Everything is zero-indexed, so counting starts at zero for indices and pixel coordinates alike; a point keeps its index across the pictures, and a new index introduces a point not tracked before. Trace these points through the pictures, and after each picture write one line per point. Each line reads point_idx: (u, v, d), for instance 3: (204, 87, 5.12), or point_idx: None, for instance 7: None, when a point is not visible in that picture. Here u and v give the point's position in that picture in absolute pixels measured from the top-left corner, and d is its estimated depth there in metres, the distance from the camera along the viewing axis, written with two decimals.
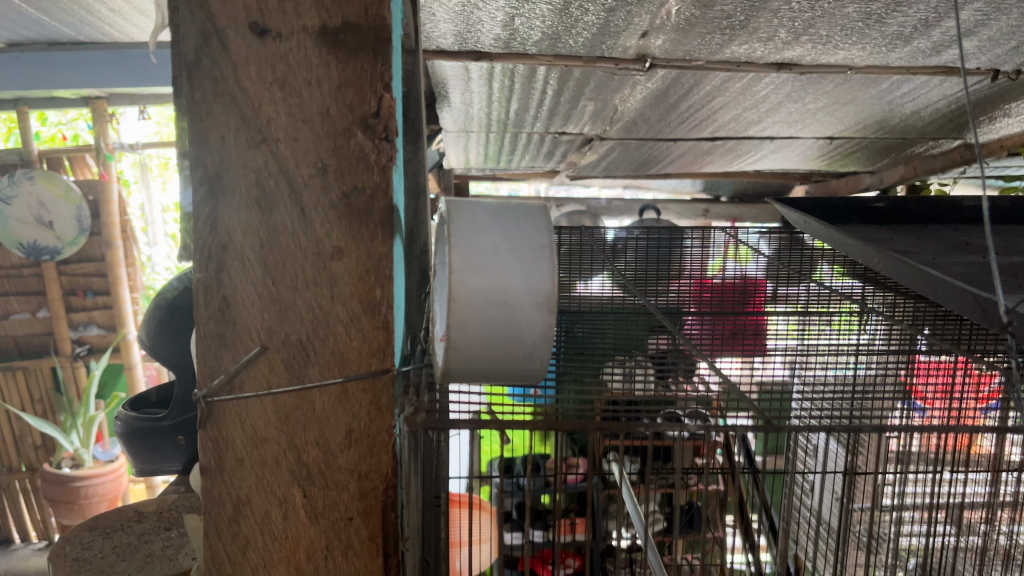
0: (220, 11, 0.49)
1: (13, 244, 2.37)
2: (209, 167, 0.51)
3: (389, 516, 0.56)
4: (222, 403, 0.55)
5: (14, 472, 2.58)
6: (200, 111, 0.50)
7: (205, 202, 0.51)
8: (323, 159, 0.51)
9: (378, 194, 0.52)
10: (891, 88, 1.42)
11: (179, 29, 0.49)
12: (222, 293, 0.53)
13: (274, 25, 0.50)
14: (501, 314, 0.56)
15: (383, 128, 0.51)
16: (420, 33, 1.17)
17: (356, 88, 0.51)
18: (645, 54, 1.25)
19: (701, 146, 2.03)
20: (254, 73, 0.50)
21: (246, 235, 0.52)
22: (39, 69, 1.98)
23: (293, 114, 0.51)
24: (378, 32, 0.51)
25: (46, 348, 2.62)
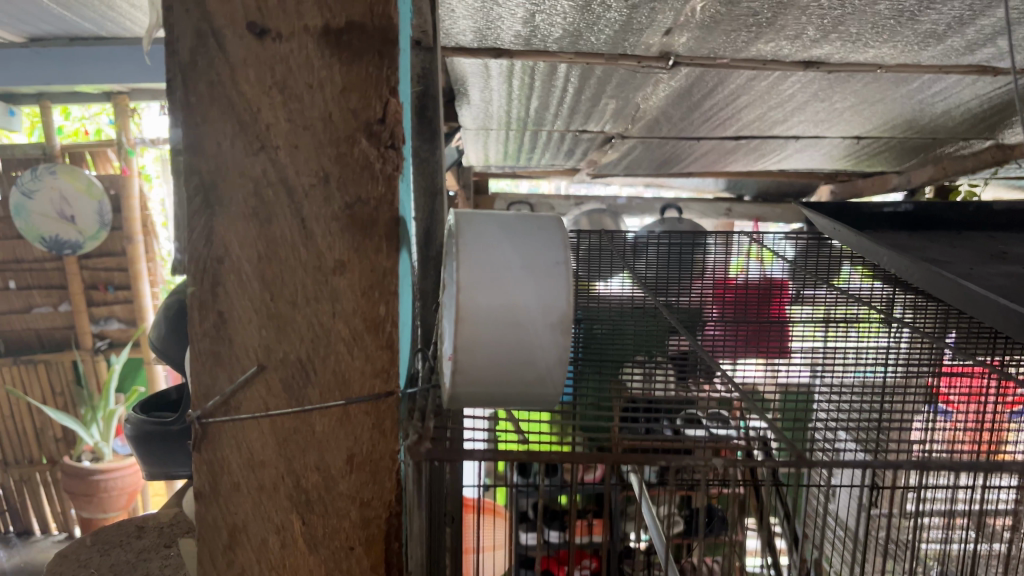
0: (217, 10, 0.47)
1: (34, 238, 2.37)
2: (203, 176, 0.49)
3: (391, 546, 0.54)
4: (216, 424, 0.53)
5: (35, 465, 2.60)
6: (195, 115, 0.48)
7: (200, 213, 0.49)
8: (324, 167, 0.49)
9: (382, 205, 0.50)
10: (923, 87, 1.38)
11: (174, 29, 0.47)
12: (218, 308, 0.51)
13: (274, 25, 0.48)
14: (512, 334, 0.54)
15: (388, 136, 0.49)
16: (438, 30, 1.15)
17: (359, 92, 0.49)
18: (668, 52, 1.22)
19: (724, 146, 2.00)
20: (252, 76, 0.48)
21: (243, 247, 0.50)
22: (59, 64, 1.98)
23: (293, 120, 0.48)
24: (384, 33, 0.48)
25: (67, 342, 2.64)
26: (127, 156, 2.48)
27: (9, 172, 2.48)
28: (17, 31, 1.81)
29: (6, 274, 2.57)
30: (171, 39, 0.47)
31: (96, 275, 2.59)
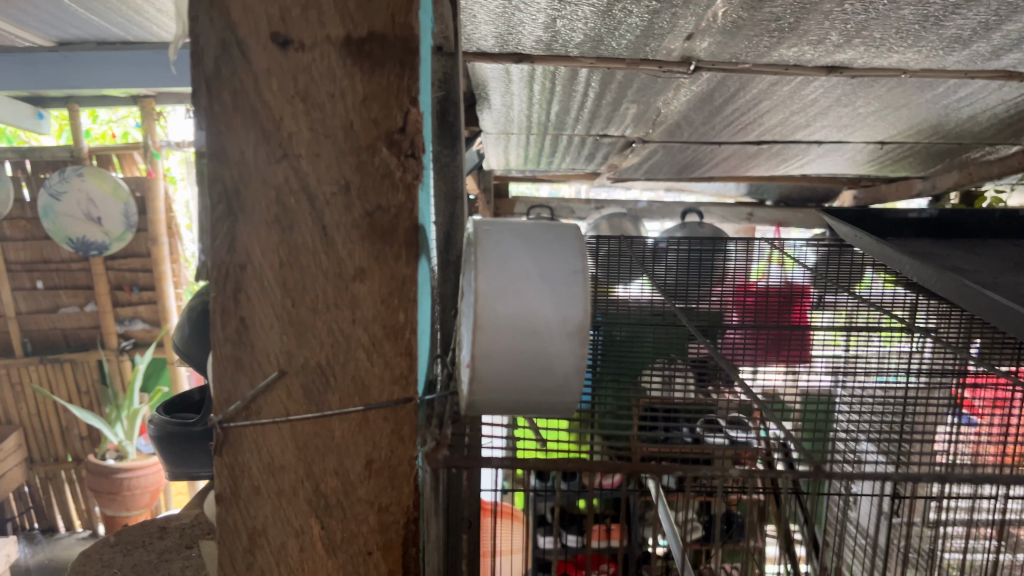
0: (241, 19, 0.48)
1: (61, 238, 2.38)
2: (226, 182, 0.50)
3: (410, 551, 0.54)
4: (237, 429, 0.54)
5: (60, 462, 2.64)
6: (218, 124, 0.49)
7: (223, 219, 0.50)
8: (345, 176, 0.50)
9: (402, 213, 0.51)
10: (948, 92, 1.36)
11: (200, 40, 0.48)
12: (240, 313, 0.52)
13: (297, 35, 0.48)
14: (530, 342, 0.54)
15: (408, 145, 0.50)
16: (459, 35, 1.15)
17: (380, 101, 0.49)
18: (689, 57, 1.22)
19: (746, 150, 1.99)
20: (275, 85, 0.48)
21: (266, 253, 0.50)
22: (87, 68, 2.01)
23: (315, 129, 0.49)
24: (406, 43, 0.48)
25: (93, 341, 2.67)
26: (152, 159, 2.50)
27: (38, 173, 2.52)
28: (46, 36, 1.84)
29: (34, 274, 2.61)
30: (196, 49, 0.48)
31: (122, 276, 2.62)
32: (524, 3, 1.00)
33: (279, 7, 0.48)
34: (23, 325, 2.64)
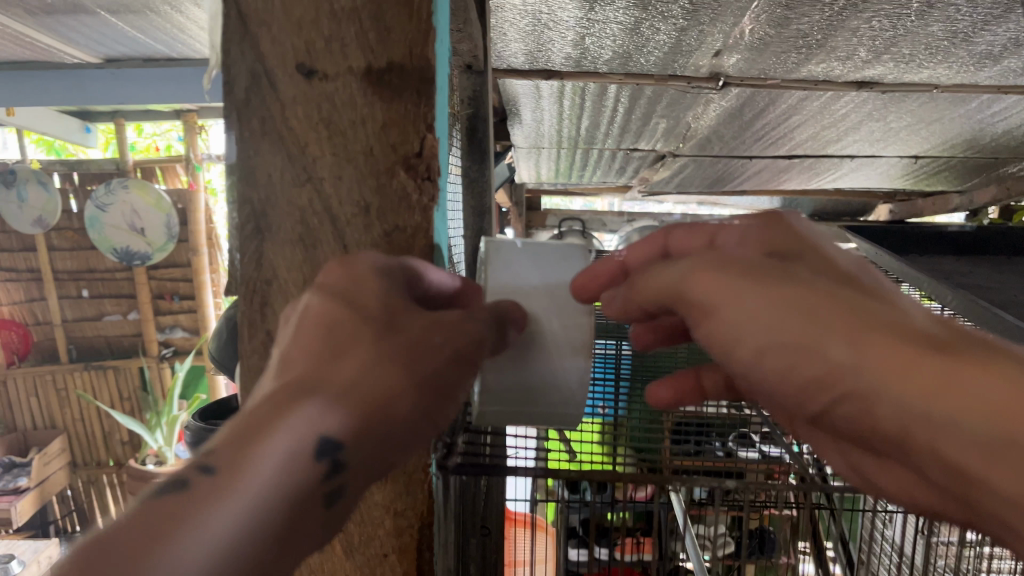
0: (269, 50, 0.41)
1: (106, 248, 2.44)
2: (255, 204, 0.43)
3: (425, 554, 0.47)
4: None
5: (103, 466, 2.70)
6: (247, 150, 0.42)
7: (250, 240, 0.44)
8: (365, 198, 0.43)
9: (419, 234, 0.43)
10: (981, 107, 1.36)
11: (228, 68, 0.42)
12: (266, 326, 0.45)
13: (321, 64, 0.41)
14: (534, 357, 0.51)
15: (426, 169, 0.42)
16: (491, 52, 1.17)
17: (399, 126, 0.42)
18: (717, 73, 1.23)
19: (778, 164, 1.98)
20: (301, 113, 0.42)
21: (291, 270, 0.44)
22: (133, 83, 2.07)
23: (338, 153, 0.42)
24: (424, 73, 0.41)
25: (135, 349, 2.74)
26: (194, 171, 2.57)
27: (85, 185, 2.60)
28: (96, 53, 1.91)
29: (80, 283, 2.69)
30: (225, 78, 0.42)
31: (163, 285, 2.70)
32: (553, 22, 1.02)
33: (304, 35, 0.41)
34: (68, 332, 2.72)
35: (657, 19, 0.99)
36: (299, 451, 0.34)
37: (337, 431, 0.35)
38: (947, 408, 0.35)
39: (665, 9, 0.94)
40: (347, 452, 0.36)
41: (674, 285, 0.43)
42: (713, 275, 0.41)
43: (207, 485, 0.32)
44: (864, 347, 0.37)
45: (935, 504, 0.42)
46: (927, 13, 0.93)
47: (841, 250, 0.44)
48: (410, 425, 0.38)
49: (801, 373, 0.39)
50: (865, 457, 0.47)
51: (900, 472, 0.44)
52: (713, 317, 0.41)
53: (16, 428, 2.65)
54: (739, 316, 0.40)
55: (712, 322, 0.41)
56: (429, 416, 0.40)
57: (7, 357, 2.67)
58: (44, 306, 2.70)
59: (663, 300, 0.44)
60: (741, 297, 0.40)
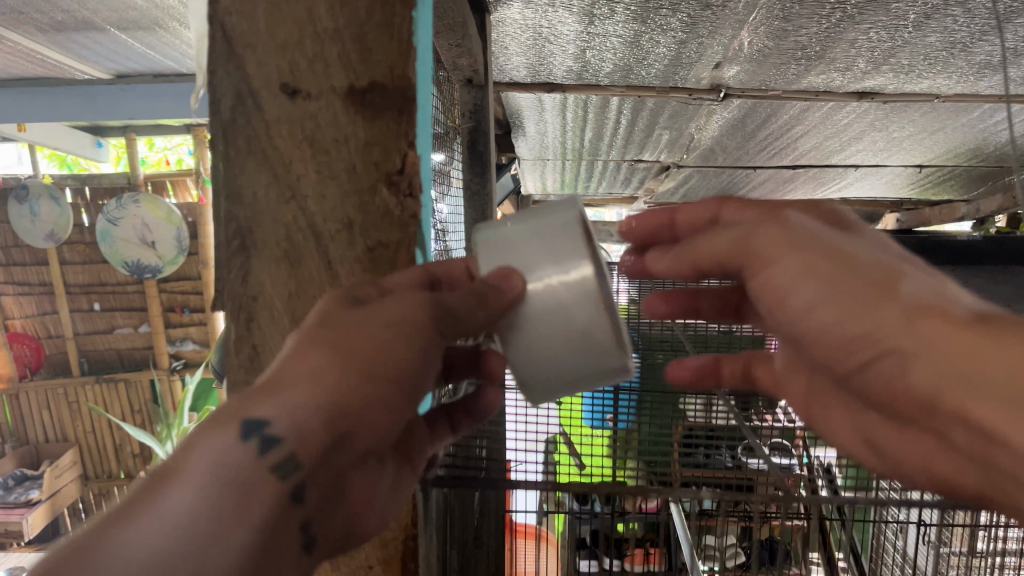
0: (254, 72, 0.42)
1: (117, 262, 2.38)
2: (241, 222, 0.44)
3: (409, 565, 0.48)
4: None
5: (114, 478, 2.70)
6: (233, 168, 0.43)
7: (236, 256, 0.44)
8: (348, 215, 0.43)
9: (402, 248, 0.44)
10: (983, 116, 1.36)
11: (215, 89, 0.43)
12: (252, 340, 0.46)
13: (305, 85, 0.42)
14: (543, 313, 0.44)
15: (408, 186, 0.43)
16: (493, 66, 1.18)
17: (381, 143, 0.42)
18: (719, 84, 1.23)
19: (783, 174, 1.99)
20: (285, 132, 0.43)
21: (276, 286, 0.45)
22: (142, 99, 2.10)
23: (321, 171, 0.43)
24: (405, 92, 0.42)
25: (146, 361, 2.75)
26: (204, 185, 2.59)
27: (97, 200, 2.62)
28: (106, 69, 1.94)
29: (92, 297, 2.70)
30: (212, 100, 0.43)
31: (174, 298, 2.70)
32: (554, 36, 1.03)
33: (288, 56, 0.42)
34: (80, 345, 2.74)
35: (656, 32, 1.00)
36: (224, 436, 0.34)
37: (263, 417, 0.35)
38: (967, 368, 0.33)
39: (663, 22, 0.95)
40: (274, 431, 0.35)
41: (732, 246, 0.41)
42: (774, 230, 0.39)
43: (154, 482, 0.34)
44: (915, 322, 0.35)
45: (952, 475, 0.40)
46: (924, 24, 0.93)
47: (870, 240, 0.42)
48: (352, 413, 0.37)
49: (836, 337, 0.38)
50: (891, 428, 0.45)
51: (926, 447, 0.42)
52: (762, 274, 0.39)
53: (28, 440, 2.68)
54: (792, 277, 0.38)
55: (764, 283, 0.39)
56: (374, 404, 0.38)
57: (19, 370, 2.74)
58: (55, 319, 2.72)
59: (714, 264, 0.43)
60: (788, 255, 0.38)
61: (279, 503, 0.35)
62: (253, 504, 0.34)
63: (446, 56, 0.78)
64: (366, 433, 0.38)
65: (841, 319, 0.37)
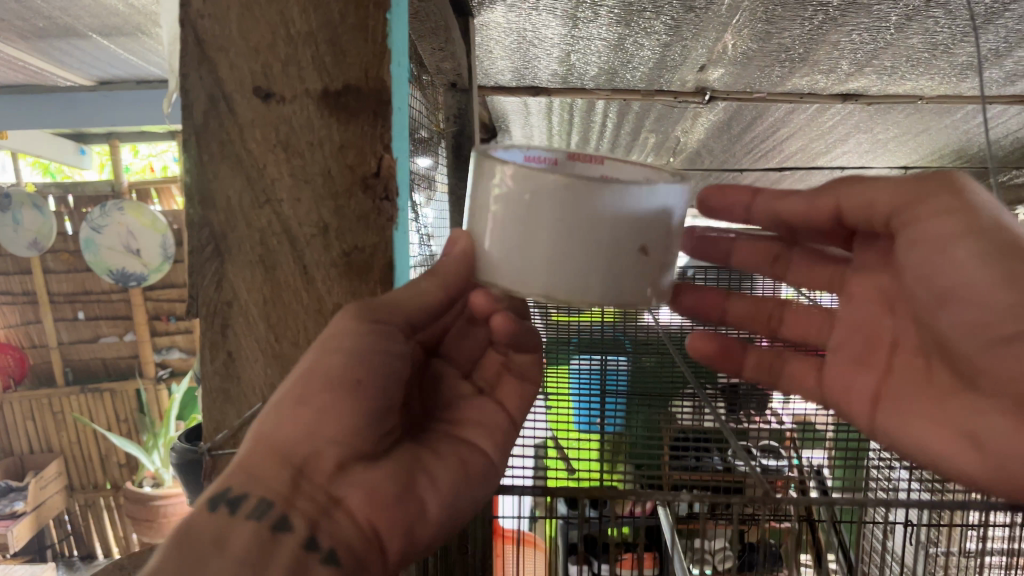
0: (227, 75, 0.41)
1: (101, 271, 2.24)
2: (214, 227, 0.43)
3: None
4: (227, 457, 0.46)
5: (99, 490, 2.62)
6: (206, 173, 0.42)
7: (210, 260, 0.43)
8: (324, 219, 0.43)
9: (378, 252, 0.43)
10: (966, 117, 1.36)
11: (187, 91, 0.42)
12: (227, 347, 0.45)
13: (278, 88, 0.41)
14: (515, 222, 0.35)
15: (384, 189, 0.42)
16: (477, 70, 1.17)
17: (356, 147, 0.42)
18: (704, 87, 1.23)
19: (770, 176, 1.99)
20: (259, 135, 0.42)
21: (251, 292, 0.44)
22: (124, 106, 2.09)
23: (296, 174, 0.42)
24: (380, 95, 0.41)
25: (132, 370, 2.68)
26: None
27: (81, 208, 2.58)
28: (88, 75, 1.92)
29: (75, 305, 2.65)
30: (184, 103, 0.42)
31: (159, 306, 2.64)
32: (538, 39, 1.02)
33: (261, 59, 0.41)
34: (64, 354, 2.68)
35: (640, 35, 0.99)
36: (195, 515, 0.36)
37: (223, 486, 0.37)
38: None
39: (647, 25, 0.94)
40: (233, 493, 0.37)
41: (897, 197, 0.40)
42: (944, 193, 0.38)
43: None
44: None
45: None
46: (906, 25, 0.93)
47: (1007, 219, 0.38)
48: (306, 433, 0.38)
49: (988, 309, 0.36)
50: (966, 405, 0.39)
51: None
52: (921, 229, 0.38)
53: (11, 452, 2.61)
54: (950, 241, 0.37)
55: (918, 242, 0.38)
56: (322, 414, 0.38)
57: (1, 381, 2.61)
58: (38, 328, 2.67)
59: (863, 214, 0.42)
60: (951, 215, 0.37)
61: (263, 534, 0.35)
62: (232, 549, 0.34)
63: (429, 59, 0.78)
64: (331, 443, 0.39)
65: (997, 290, 0.36)
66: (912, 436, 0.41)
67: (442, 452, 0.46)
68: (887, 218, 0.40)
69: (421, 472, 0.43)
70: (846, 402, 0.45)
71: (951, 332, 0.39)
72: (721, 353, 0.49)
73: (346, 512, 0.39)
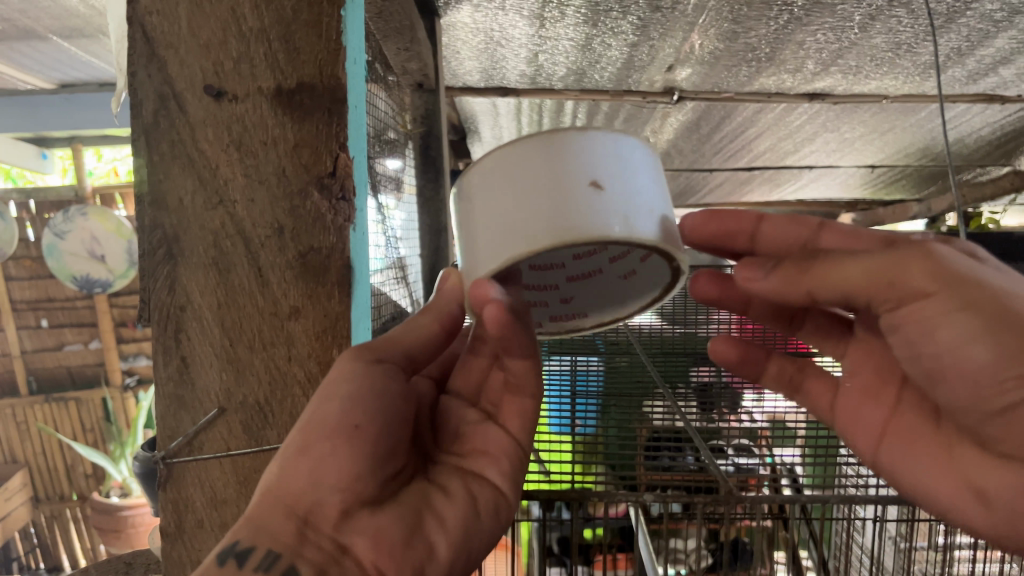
0: (177, 74, 0.41)
1: (64, 278, 2.18)
2: (166, 229, 0.42)
3: None
4: (183, 465, 0.45)
5: (66, 501, 2.54)
6: (157, 173, 0.42)
7: (162, 263, 0.42)
8: (279, 220, 0.41)
9: (335, 253, 0.41)
10: (930, 117, 1.38)
11: (136, 92, 0.41)
12: (181, 352, 0.43)
13: (230, 86, 0.40)
14: (493, 195, 0.37)
15: (341, 189, 0.41)
16: (445, 71, 1.16)
17: (310, 147, 0.41)
18: (672, 88, 1.23)
19: (739, 176, 2.00)
20: (211, 134, 0.41)
21: (205, 295, 0.42)
22: (84, 108, 2.04)
23: (250, 174, 0.41)
24: (335, 93, 0.40)
25: (98, 379, 2.60)
26: None
27: (44, 214, 2.50)
28: (49, 78, 1.89)
29: (39, 313, 2.54)
30: (134, 101, 0.41)
31: (125, 312, 2.57)
32: (504, 39, 1.01)
33: (213, 57, 0.40)
34: (27, 363, 2.57)
35: (608, 36, 0.99)
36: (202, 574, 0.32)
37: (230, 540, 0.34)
38: None
39: (614, 25, 0.94)
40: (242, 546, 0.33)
41: (871, 278, 0.33)
42: (923, 262, 0.32)
43: None
44: None
45: None
46: (869, 25, 0.94)
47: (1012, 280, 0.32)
48: (310, 485, 0.35)
49: (979, 380, 0.33)
50: (980, 460, 0.37)
51: None
52: (904, 311, 0.34)
53: None
54: (937, 317, 0.33)
55: (905, 323, 0.34)
56: (321, 462, 0.36)
57: None
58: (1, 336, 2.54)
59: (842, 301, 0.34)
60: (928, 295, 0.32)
61: None
62: None
63: (395, 60, 0.76)
64: (334, 490, 0.35)
65: (998, 364, 0.31)
66: (917, 476, 0.40)
67: (453, 490, 0.41)
68: (867, 301, 0.34)
69: (428, 511, 0.39)
70: (854, 426, 0.43)
71: (948, 401, 0.36)
72: (741, 360, 0.48)
73: (354, 560, 0.35)
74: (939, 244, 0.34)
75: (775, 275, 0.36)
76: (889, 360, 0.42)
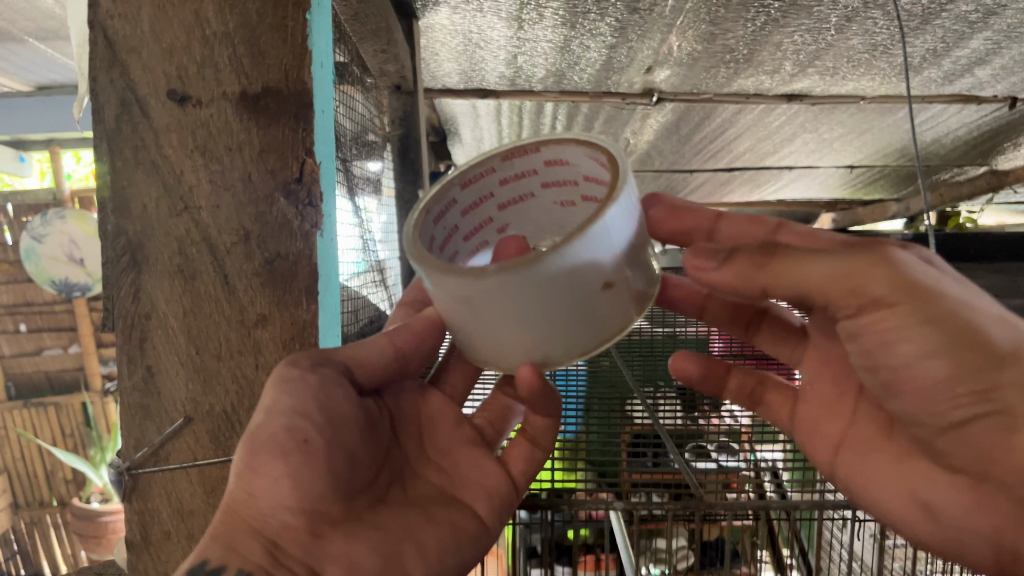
0: (140, 78, 0.40)
1: (43, 282, 2.15)
2: (131, 236, 0.41)
3: None
4: (148, 475, 0.44)
5: (46, 507, 2.49)
6: (121, 178, 0.41)
7: (126, 272, 0.42)
8: (245, 226, 0.41)
9: (302, 259, 0.41)
10: (907, 117, 1.39)
11: (99, 98, 0.41)
12: (146, 361, 0.43)
13: (194, 91, 0.40)
14: (479, 315, 0.36)
15: (307, 194, 0.41)
16: (424, 72, 1.16)
17: (277, 153, 0.40)
18: (651, 88, 1.23)
19: (720, 176, 2.01)
20: (176, 140, 0.41)
21: (170, 303, 0.42)
22: (59, 110, 2.01)
23: (215, 180, 0.41)
24: (302, 97, 0.40)
25: (78, 383, 2.56)
26: None
27: (21, 217, 2.46)
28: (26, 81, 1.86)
29: (17, 317, 2.49)
30: (96, 107, 0.41)
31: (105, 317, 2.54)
32: (482, 41, 1.01)
33: (176, 63, 0.40)
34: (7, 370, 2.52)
35: (585, 37, 0.99)
36: None
37: (199, 560, 0.34)
38: None
39: (592, 26, 0.93)
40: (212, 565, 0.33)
41: (832, 282, 0.33)
42: (884, 268, 0.32)
43: None
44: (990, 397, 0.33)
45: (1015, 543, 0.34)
46: (845, 26, 0.94)
47: (966, 292, 0.34)
48: (270, 507, 0.35)
49: (934, 396, 0.35)
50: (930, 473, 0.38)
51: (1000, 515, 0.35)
52: (862, 320, 0.34)
53: None
54: (902, 328, 0.33)
55: (864, 334, 0.35)
56: (276, 483, 0.35)
57: None
58: None
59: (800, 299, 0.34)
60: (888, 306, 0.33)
61: None
62: None
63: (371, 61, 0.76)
64: (297, 512, 0.35)
65: (951, 381, 0.33)
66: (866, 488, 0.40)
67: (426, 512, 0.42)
68: (827, 305, 0.34)
69: (407, 541, 0.40)
70: (811, 437, 0.44)
71: (907, 414, 0.37)
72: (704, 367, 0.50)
73: None
74: (898, 251, 0.34)
75: (728, 267, 0.34)
76: (846, 369, 0.43)
